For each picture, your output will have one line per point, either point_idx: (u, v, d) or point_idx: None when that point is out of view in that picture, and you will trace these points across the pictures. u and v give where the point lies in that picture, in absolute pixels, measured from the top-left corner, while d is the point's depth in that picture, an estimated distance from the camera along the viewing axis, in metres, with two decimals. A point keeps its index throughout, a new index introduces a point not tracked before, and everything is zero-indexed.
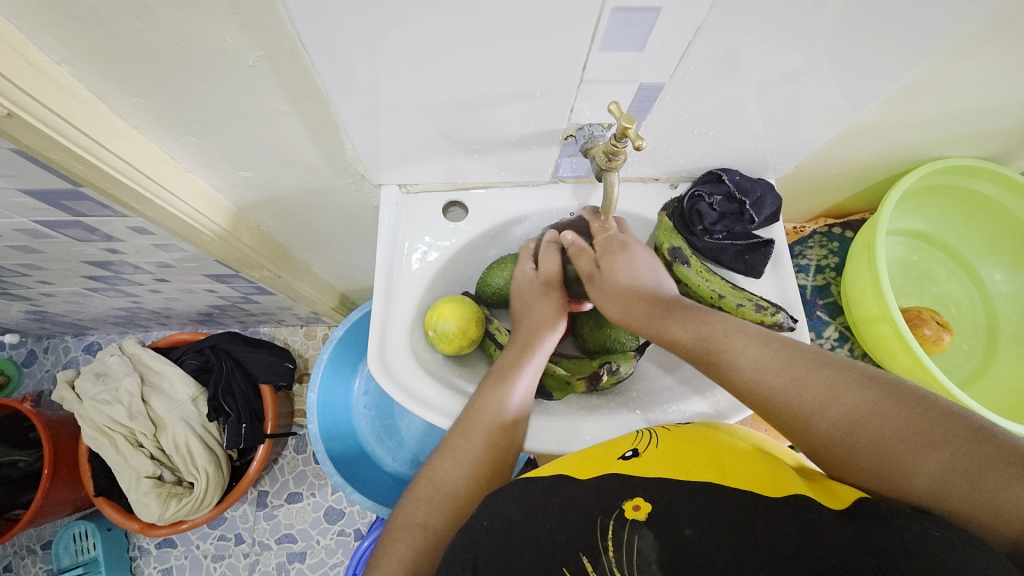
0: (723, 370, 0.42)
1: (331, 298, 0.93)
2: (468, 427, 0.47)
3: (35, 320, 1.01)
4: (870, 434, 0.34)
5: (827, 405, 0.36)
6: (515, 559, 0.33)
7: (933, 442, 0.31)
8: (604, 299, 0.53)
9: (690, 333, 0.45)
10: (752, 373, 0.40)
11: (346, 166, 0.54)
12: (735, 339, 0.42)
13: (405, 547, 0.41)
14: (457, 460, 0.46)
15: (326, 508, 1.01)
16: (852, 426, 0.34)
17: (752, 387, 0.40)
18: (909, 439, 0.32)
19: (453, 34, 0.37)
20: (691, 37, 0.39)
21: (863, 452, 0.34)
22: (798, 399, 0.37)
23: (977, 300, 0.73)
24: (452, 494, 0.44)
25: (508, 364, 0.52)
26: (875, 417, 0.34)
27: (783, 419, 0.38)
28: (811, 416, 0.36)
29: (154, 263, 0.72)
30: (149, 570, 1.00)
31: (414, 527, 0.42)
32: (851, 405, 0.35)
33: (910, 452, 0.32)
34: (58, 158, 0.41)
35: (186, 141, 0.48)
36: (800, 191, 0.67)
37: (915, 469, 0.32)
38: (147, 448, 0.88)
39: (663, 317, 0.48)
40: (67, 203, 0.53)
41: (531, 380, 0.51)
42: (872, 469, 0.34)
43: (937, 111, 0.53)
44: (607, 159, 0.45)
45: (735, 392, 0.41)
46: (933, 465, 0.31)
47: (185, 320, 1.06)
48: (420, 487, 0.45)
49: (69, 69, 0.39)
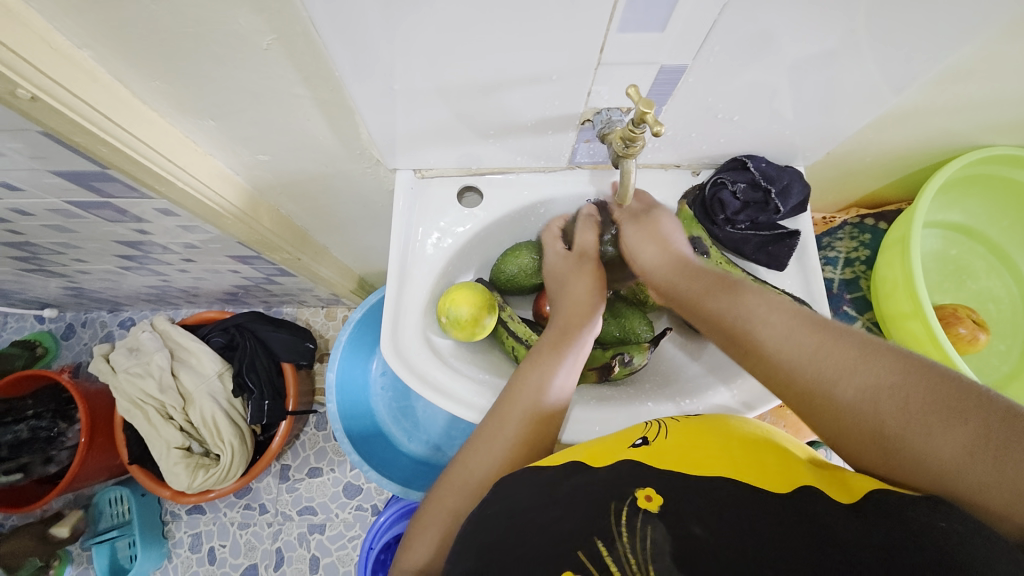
0: (751, 331, 0.41)
1: (350, 280, 0.95)
2: (503, 416, 0.47)
3: (72, 296, 1.06)
4: (900, 400, 0.32)
5: (858, 368, 0.35)
6: (520, 547, 0.33)
7: (964, 412, 0.30)
8: (640, 247, 0.54)
9: (721, 296, 0.45)
10: (780, 335, 0.39)
11: (362, 151, 0.54)
12: (766, 301, 0.42)
13: (435, 534, 0.43)
14: (490, 447, 0.46)
15: (345, 483, 1.05)
16: (879, 391, 0.33)
17: (778, 347, 0.39)
18: (939, 408, 0.31)
19: (467, 15, 0.36)
20: (716, 15, 0.37)
21: (887, 421, 0.33)
22: (826, 362, 0.36)
23: (1018, 298, 0.68)
24: (482, 482, 0.44)
25: (545, 354, 0.51)
26: (906, 385, 0.33)
27: (806, 383, 0.37)
28: (838, 378, 0.35)
29: (181, 244, 0.74)
30: (180, 534, 1.05)
31: (445, 514, 0.44)
32: (880, 372, 0.34)
33: (937, 422, 0.31)
34: (82, 141, 0.42)
35: (205, 125, 0.48)
36: (831, 179, 0.64)
37: (941, 439, 0.30)
38: (177, 420, 0.92)
39: (693, 277, 0.49)
40: (95, 184, 0.54)
41: (569, 369, 0.50)
42: (895, 439, 0.32)
43: (984, 96, 0.50)
44: (624, 145, 0.43)
45: (758, 356, 0.40)
46: (960, 435, 0.30)
47: (212, 299, 1.10)
48: (455, 473, 0.46)
49: (91, 53, 0.39)
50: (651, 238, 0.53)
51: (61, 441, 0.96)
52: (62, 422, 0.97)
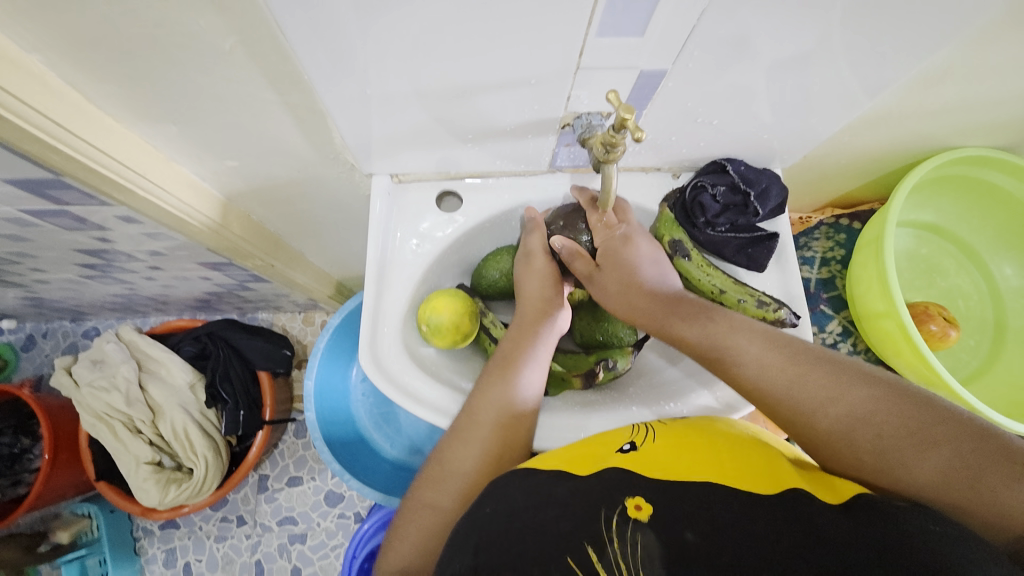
0: (726, 365, 0.40)
1: (327, 286, 0.92)
2: (475, 413, 0.47)
3: (31, 306, 1.01)
4: (876, 431, 0.33)
5: (833, 401, 0.35)
6: (518, 546, 0.32)
7: (936, 440, 0.31)
8: (605, 292, 0.50)
9: (691, 324, 0.44)
10: (754, 369, 0.39)
11: (336, 155, 0.52)
12: (735, 331, 0.41)
13: (416, 529, 0.42)
14: (465, 441, 0.46)
15: (326, 492, 1.03)
16: (854, 423, 0.34)
17: (754, 382, 0.39)
18: (913, 437, 0.32)
19: (442, 18, 0.35)
20: (695, 21, 0.36)
21: (863, 450, 0.34)
22: (802, 396, 0.36)
23: (985, 295, 0.71)
24: (463, 474, 0.44)
25: (513, 350, 0.50)
26: (880, 415, 0.33)
27: (785, 416, 0.37)
28: (814, 411, 0.36)
29: (146, 252, 0.70)
30: (153, 550, 1.01)
31: (423, 508, 0.43)
32: (854, 403, 0.34)
33: (911, 449, 0.32)
34: (33, 150, 0.39)
35: (167, 130, 0.46)
36: (808, 180, 0.65)
37: (916, 466, 0.31)
38: (146, 434, 0.89)
39: (663, 306, 0.46)
40: (50, 192, 0.51)
41: (540, 362, 0.50)
42: (872, 466, 0.33)
43: (953, 99, 0.51)
44: (604, 151, 0.42)
45: (736, 390, 0.40)
46: (934, 461, 0.31)
47: (182, 307, 1.05)
48: (431, 470, 0.45)
49: (40, 57, 0.37)
50: (616, 279, 0.50)
51: (26, 458, 0.92)
52: (25, 437, 0.93)
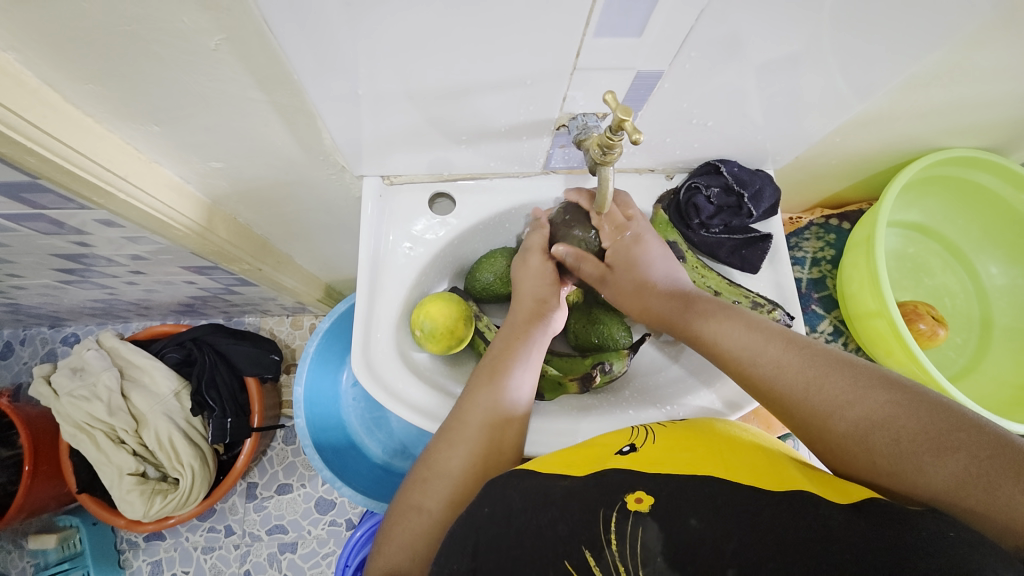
0: (744, 368, 0.41)
1: (316, 289, 0.91)
2: (463, 420, 0.46)
3: (7, 312, 0.97)
4: (892, 435, 0.33)
5: (850, 404, 0.35)
6: (516, 549, 0.32)
7: (953, 446, 0.31)
8: (620, 295, 0.52)
9: (709, 327, 0.45)
10: (771, 371, 0.40)
11: (326, 156, 0.51)
12: (754, 335, 0.42)
13: (402, 533, 0.41)
14: (452, 441, 0.45)
15: (317, 499, 1.01)
16: (871, 427, 0.34)
17: (771, 384, 0.39)
18: (930, 441, 0.32)
19: (437, 16, 0.34)
20: (693, 22, 0.36)
21: (879, 453, 0.34)
22: (818, 398, 0.37)
23: (972, 293, 0.72)
24: (449, 476, 0.43)
25: (500, 355, 0.50)
26: (897, 420, 0.33)
27: (802, 418, 0.38)
28: (831, 413, 0.36)
29: (127, 256, 0.68)
30: (137, 563, 0.98)
31: (409, 510, 0.42)
32: (872, 407, 0.35)
33: (927, 454, 0.32)
34: (8, 151, 0.38)
35: (149, 130, 0.44)
36: (799, 181, 0.65)
37: (932, 471, 0.31)
38: (129, 444, 0.86)
39: (681, 308, 0.47)
40: (26, 195, 0.49)
41: (530, 366, 0.49)
42: (887, 469, 0.33)
43: (941, 101, 0.51)
44: (601, 152, 0.42)
45: (754, 391, 0.41)
46: (951, 467, 0.31)
47: (166, 312, 1.03)
48: (419, 471, 0.44)
49: (15, 56, 0.35)
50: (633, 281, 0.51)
51: None
52: None
